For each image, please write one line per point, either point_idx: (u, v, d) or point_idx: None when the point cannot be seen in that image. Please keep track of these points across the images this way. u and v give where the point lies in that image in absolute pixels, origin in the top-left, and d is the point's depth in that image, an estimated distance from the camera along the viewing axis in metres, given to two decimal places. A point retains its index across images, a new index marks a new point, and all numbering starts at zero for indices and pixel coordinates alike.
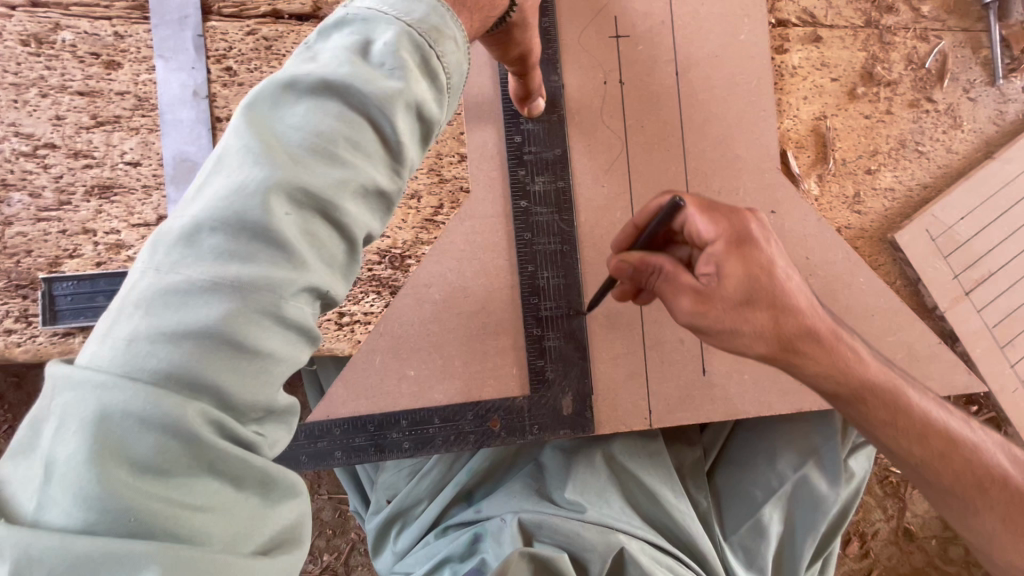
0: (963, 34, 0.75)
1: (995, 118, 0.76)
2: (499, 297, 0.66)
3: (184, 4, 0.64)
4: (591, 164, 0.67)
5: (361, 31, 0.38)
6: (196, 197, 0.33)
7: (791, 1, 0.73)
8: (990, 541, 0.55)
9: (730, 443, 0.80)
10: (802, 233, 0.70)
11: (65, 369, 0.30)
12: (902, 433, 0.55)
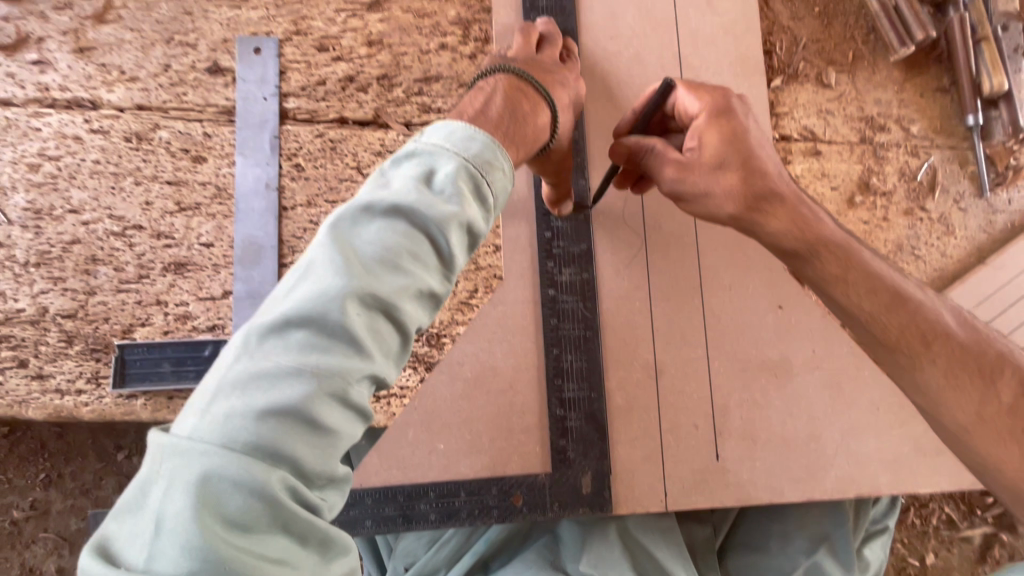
0: (951, 151, 0.83)
1: (984, 226, 0.82)
2: (525, 376, 0.72)
3: (266, 110, 0.74)
4: (613, 258, 0.74)
5: (428, 161, 0.45)
6: (288, 296, 0.39)
7: (795, 118, 0.82)
8: (936, 397, 0.56)
9: (740, 522, 0.81)
10: (809, 328, 0.75)
11: (172, 438, 0.35)
12: (850, 286, 0.61)
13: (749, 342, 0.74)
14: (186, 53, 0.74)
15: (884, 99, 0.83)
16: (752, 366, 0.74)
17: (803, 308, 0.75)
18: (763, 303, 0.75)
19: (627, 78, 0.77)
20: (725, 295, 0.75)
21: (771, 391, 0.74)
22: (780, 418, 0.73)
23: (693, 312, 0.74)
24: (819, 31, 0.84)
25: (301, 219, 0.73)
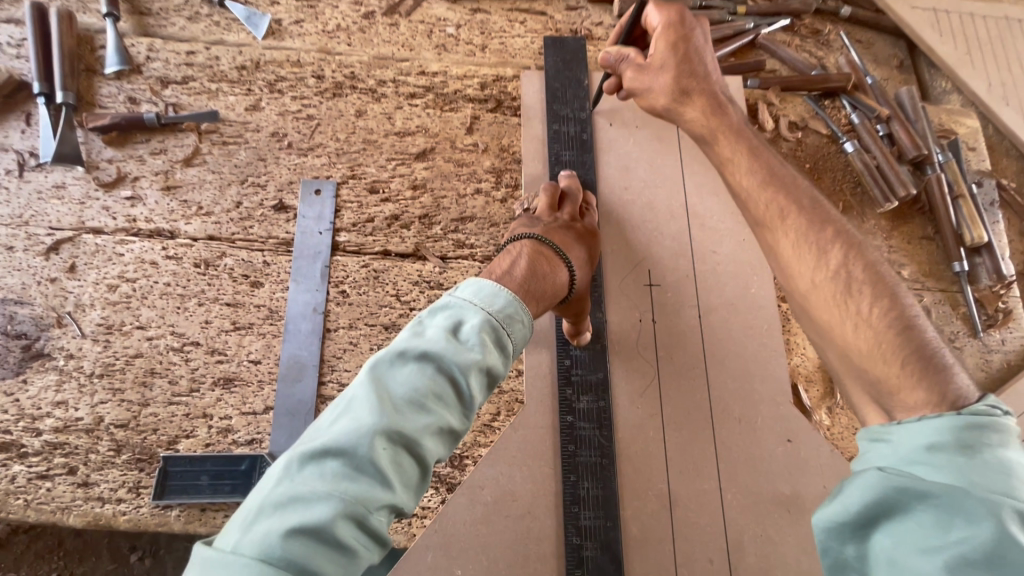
0: (942, 293, 0.90)
1: (981, 365, 0.87)
2: (543, 502, 0.74)
3: (320, 243, 0.84)
4: (627, 387, 0.79)
5: (457, 311, 0.52)
6: (328, 426, 0.44)
7: None
8: (790, 272, 0.58)
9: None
10: (818, 462, 0.77)
11: (213, 550, 0.39)
12: (736, 166, 0.66)
13: (761, 475, 0.77)
14: (257, 192, 0.86)
15: (875, 245, 0.92)
16: (765, 501, 0.75)
17: (812, 443, 0.78)
18: (772, 436, 0.78)
19: (640, 223, 0.87)
20: (735, 427, 0.78)
21: (786, 527, 0.75)
22: (796, 557, 0.73)
23: (705, 443, 0.77)
24: (811, 183, 0.94)
25: (342, 340, 0.80)
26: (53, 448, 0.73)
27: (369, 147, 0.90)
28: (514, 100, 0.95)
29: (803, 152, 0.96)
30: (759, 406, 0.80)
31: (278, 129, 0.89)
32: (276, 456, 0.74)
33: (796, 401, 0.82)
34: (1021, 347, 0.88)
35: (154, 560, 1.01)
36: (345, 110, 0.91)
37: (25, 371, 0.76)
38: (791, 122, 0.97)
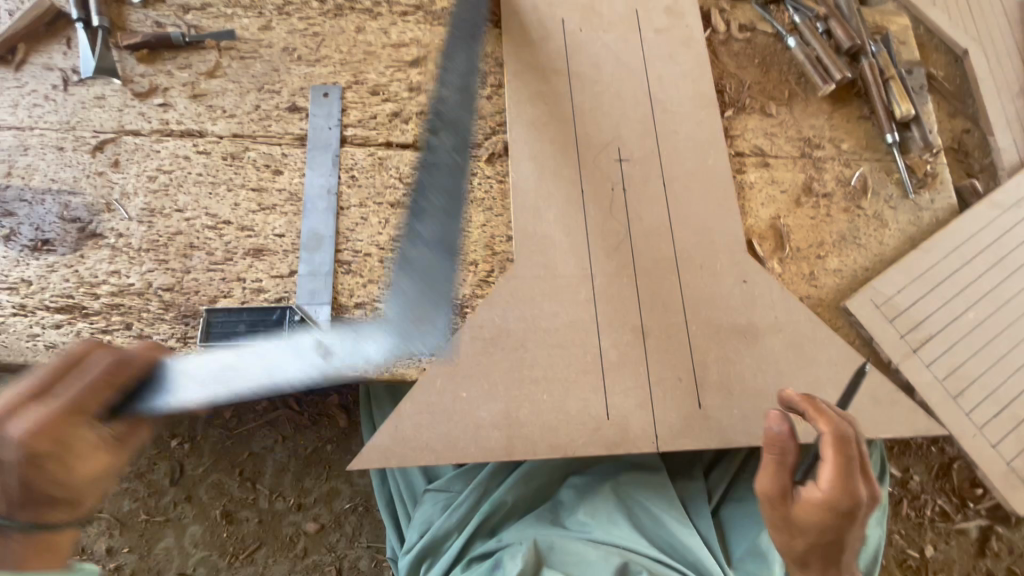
0: (877, 163, 1.03)
1: (913, 220, 0.99)
2: (534, 337, 0.86)
3: (331, 137, 0.96)
4: (602, 244, 0.92)
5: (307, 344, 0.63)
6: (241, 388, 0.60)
7: (745, 139, 1.02)
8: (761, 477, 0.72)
9: (733, 484, 0.95)
10: (770, 299, 0.90)
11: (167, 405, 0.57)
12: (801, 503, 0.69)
13: (720, 310, 0.89)
14: (273, 97, 0.98)
15: (818, 125, 1.04)
16: (725, 330, 0.88)
17: (764, 282, 0.90)
18: (730, 278, 0.91)
19: (610, 110, 0.99)
20: (699, 271, 0.91)
21: (743, 350, 0.87)
22: (752, 372, 0.86)
23: (672, 286, 0.90)
24: (760, 76, 1.07)
25: (354, 215, 0.92)
26: (111, 308, 0.85)
27: (369, 57, 1.02)
28: (495, 15, 1.07)
29: (752, 50, 1.09)
30: (718, 254, 0.92)
31: (288, 45, 1.01)
32: (303, 307, 0.86)
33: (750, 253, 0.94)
34: (948, 205, 1.00)
35: (192, 444, 1.13)
36: (347, 27, 1.04)
37: (82, 247, 0.88)
38: (741, 25, 1.10)
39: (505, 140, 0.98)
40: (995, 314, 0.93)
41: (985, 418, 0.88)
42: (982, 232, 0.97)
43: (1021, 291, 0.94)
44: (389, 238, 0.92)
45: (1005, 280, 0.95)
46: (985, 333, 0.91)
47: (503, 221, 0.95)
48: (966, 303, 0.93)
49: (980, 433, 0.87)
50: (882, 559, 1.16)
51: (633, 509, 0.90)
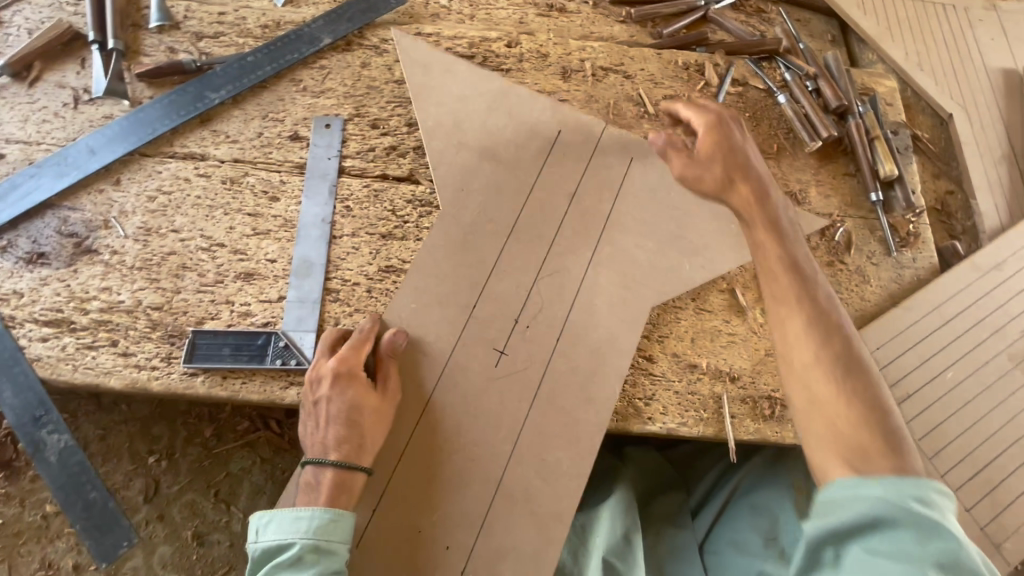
0: (862, 219, 1.05)
1: (896, 278, 1.01)
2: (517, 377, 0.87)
3: (329, 166, 0.99)
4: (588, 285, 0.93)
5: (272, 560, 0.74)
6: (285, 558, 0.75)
7: None
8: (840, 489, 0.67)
9: (716, 529, 1.05)
10: (738, 348, 0.94)
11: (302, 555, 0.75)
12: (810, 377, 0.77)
13: (523, 271, 0.90)
14: (276, 125, 1.01)
15: (805, 179, 1.07)
16: (530, 331, 0.88)
17: (565, 141, 0.97)
18: (533, 145, 0.97)
19: (480, 112, 0.99)
20: (486, 230, 0.92)
21: (556, 301, 0.90)
22: (587, 442, 0.84)
23: (493, 228, 0.92)
24: (750, 128, 1.10)
25: (346, 245, 0.94)
26: (99, 324, 0.86)
27: (372, 91, 1.05)
28: (497, 57, 1.11)
29: (744, 103, 1.12)
30: (683, 303, 0.96)
31: (295, 77, 1.05)
32: (287, 334, 0.88)
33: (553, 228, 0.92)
34: (929, 264, 1.02)
35: (169, 462, 1.13)
36: (353, 62, 1.07)
37: (76, 262, 0.89)
38: (734, 79, 1.14)
39: (431, 196, 0.97)
40: (974, 375, 0.94)
41: (959, 480, 0.89)
42: (962, 293, 0.99)
43: (997, 355, 0.96)
44: (379, 269, 0.93)
45: (983, 342, 0.97)
46: (963, 393, 0.93)
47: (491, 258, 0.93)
48: (948, 364, 0.95)
49: (959, 491, 0.88)
50: None
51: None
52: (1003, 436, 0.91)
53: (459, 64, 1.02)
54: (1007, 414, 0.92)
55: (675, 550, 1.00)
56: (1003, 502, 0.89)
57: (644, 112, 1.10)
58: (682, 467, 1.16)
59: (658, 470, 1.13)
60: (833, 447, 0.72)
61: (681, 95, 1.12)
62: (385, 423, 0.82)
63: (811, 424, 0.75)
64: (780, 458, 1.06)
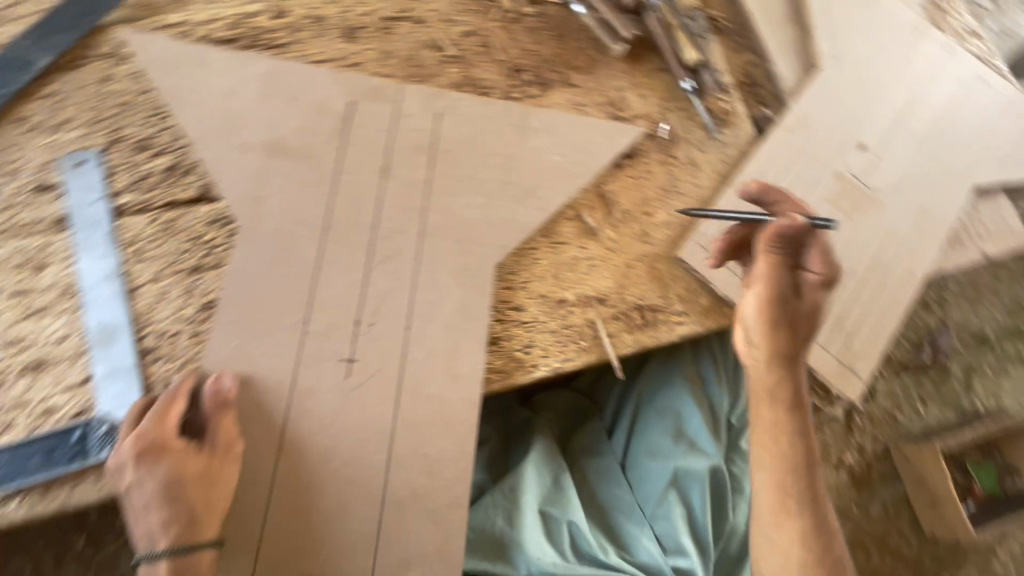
0: (680, 111, 1.08)
1: (722, 159, 1.06)
2: (388, 372, 0.83)
3: (98, 210, 0.83)
4: (432, 256, 0.89)
5: None
6: None
7: (555, 103, 1.03)
8: (770, 545, 0.86)
9: (631, 442, 1.09)
10: (597, 269, 0.95)
11: None
12: (804, 469, 0.88)
13: (351, 270, 0.85)
14: (13, 181, 0.83)
15: (621, 86, 1.07)
16: (376, 328, 0.84)
17: (359, 114, 0.93)
18: (325, 128, 0.91)
19: (255, 104, 0.90)
20: (296, 238, 0.85)
21: (394, 287, 0.86)
22: (467, 419, 0.83)
23: (306, 234, 0.86)
24: (557, 45, 1.07)
25: (149, 294, 0.81)
26: None
27: (124, 108, 0.88)
28: (266, 32, 0.97)
29: (545, 21, 1.08)
30: (536, 244, 0.95)
31: (19, 116, 0.86)
32: (108, 416, 0.75)
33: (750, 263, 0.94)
34: (747, 138, 1.08)
35: None
36: (88, 79, 0.89)
37: None
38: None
39: (222, 203, 0.86)
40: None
41: (813, 326, 0.96)
42: (778, 157, 1.06)
43: (819, 203, 1.04)
44: (199, 308, 0.81)
45: (805, 195, 1.04)
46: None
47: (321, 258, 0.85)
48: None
49: (815, 334, 0.96)
50: None
51: (576, 532, 0.98)
52: (839, 274, 1.00)
53: (209, 52, 0.91)
54: (839, 255, 1.01)
55: (600, 476, 1.06)
56: (853, 333, 0.97)
57: (446, 56, 1.02)
58: (590, 392, 1.19)
59: (570, 405, 1.17)
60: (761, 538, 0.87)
61: (479, 28, 1.05)
62: (223, 485, 0.75)
63: (763, 508, 0.88)
64: (671, 357, 1.13)
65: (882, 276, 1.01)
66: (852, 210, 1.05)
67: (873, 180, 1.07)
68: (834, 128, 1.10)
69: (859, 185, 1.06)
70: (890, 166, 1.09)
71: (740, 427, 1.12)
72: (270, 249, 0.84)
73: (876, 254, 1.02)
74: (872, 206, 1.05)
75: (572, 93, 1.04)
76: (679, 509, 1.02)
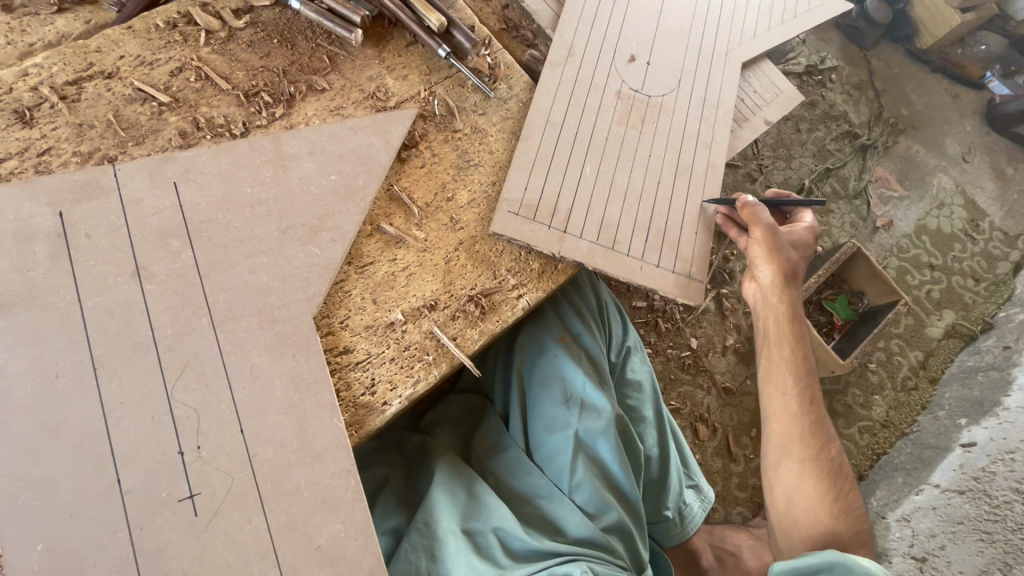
0: (447, 80, 1.01)
1: (506, 116, 1.01)
2: (226, 485, 0.72)
3: None
4: (229, 337, 0.77)
5: None
6: None
7: (309, 117, 0.92)
8: (820, 453, 0.95)
9: (529, 423, 1.07)
10: (419, 276, 0.88)
11: None
12: (778, 467, 0.97)
13: (136, 396, 0.73)
14: None
15: (376, 74, 0.98)
16: (198, 447, 0.72)
17: (74, 216, 0.78)
18: (36, 248, 0.75)
19: None
20: (64, 400, 0.71)
21: (197, 392, 0.74)
22: (342, 490, 0.74)
23: (75, 389, 0.71)
24: (288, 54, 0.95)
25: None
26: None
27: None
28: None
29: (265, 32, 0.96)
30: (345, 275, 0.86)
31: None
32: None
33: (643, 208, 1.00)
34: (522, 85, 1.04)
35: None
36: None
37: None
38: (236, 11, 0.96)
39: None
40: (605, 156, 1.01)
41: (642, 248, 0.97)
42: (558, 94, 1.03)
43: (611, 127, 1.03)
44: None
45: (596, 124, 1.03)
46: (605, 177, 0.99)
47: (94, 395, 0.72)
48: (582, 162, 0.99)
49: (646, 255, 0.97)
50: (671, 373, 1.38)
51: (505, 538, 0.95)
52: (650, 188, 1.01)
53: None
54: (644, 170, 1.02)
55: (510, 470, 1.04)
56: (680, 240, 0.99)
57: (160, 104, 0.87)
58: (478, 387, 1.16)
59: (463, 411, 1.13)
60: (785, 498, 0.96)
61: (189, 61, 0.90)
62: None
63: (816, 448, 0.96)
64: (539, 324, 1.10)
65: (688, 177, 1.04)
66: (642, 122, 1.05)
67: (651, 87, 1.08)
68: (601, 48, 1.09)
69: (641, 96, 1.07)
70: (662, 68, 1.11)
71: (620, 365, 1.16)
72: (15, 411, 0.69)
73: (676, 157, 1.04)
74: (658, 112, 1.07)
75: (322, 98, 0.93)
76: (590, 469, 1.03)
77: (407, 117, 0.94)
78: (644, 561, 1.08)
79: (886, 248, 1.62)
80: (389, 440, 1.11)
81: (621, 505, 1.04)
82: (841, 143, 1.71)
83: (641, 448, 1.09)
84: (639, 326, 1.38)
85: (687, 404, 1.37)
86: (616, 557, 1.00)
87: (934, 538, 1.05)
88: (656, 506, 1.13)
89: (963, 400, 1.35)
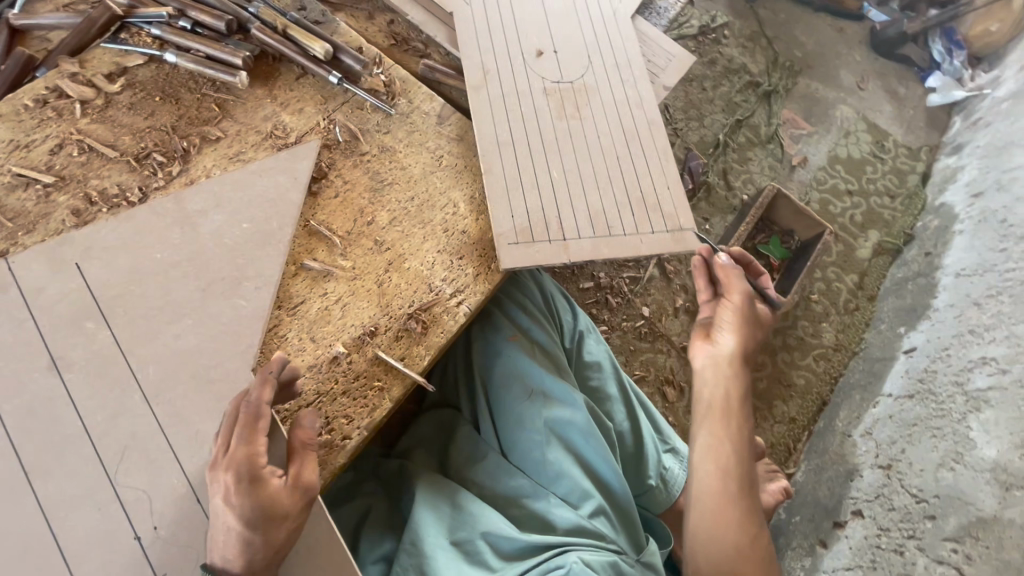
0: (345, 105, 1.00)
1: (411, 129, 1.01)
2: (197, 560, 0.70)
3: None
4: (168, 409, 0.75)
5: None
6: None
7: (208, 169, 0.89)
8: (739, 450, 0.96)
9: (499, 424, 1.08)
10: (353, 305, 0.87)
11: None
12: (716, 469, 0.95)
13: (78, 491, 0.69)
14: None
15: (270, 112, 0.96)
16: (157, 527, 0.70)
17: None
18: None
19: None
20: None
21: (144, 473, 0.71)
22: (316, 535, 0.74)
23: (12, 498, 0.68)
24: (174, 109, 0.92)
25: None
26: None
27: None
28: None
29: (145, 90, 0.93)
30: (276, 320, 0.83)
31: None
32: None
33: (562, 191, 1.00)
34: (421, 96, 1.04)
35: None
36: None
37: None
38: (109, 75, 0.92)
39: None
40: (539, 149, 1.03)
41: (574, 228, 0.98)
42: (493, 97, 1.05)
43: (544, 118, 1.05)
44: None
45: (533, 119, 1.05)
46: (544, 168, 1.01)
47: (34, 499, 0.68)
48: (512, 156, 1.01)
49: (611, 229, 0.99)
50: (631, 344, 1.41)
51: (493, 540, 0.96)
52: (586, 169, 1.03)
53: None
54: (585, 153, 1.04)
55: (490, 475, 1.05)
56: (639, 205, 1.01)
57: (46, 186, 0.83)
58: (445, 400, 1.16)
59: (434, 428, 1.12)
60: (719, 501, 0.94)
61: (69, 135, 0.87)
62: None
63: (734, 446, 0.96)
64: (490, 328, 1.12)
65: (613, 152, 1.05)
66: (574, 109, 1.07)
67: (568, 74, 1.11)
68: (513, 46, 1.11)
69: (564, 85, 1.09)
70: (570, 53, 1.13)
71: (576, 348, 1.19)
72: None
73: (618, 132, 1.07)
74: (586, 95, 1.09)
75: (218, 147, 0.91)
76: (567, 457, 1.04)
77: (309, 150, 0.94)
78: (638, 537, 1.09)
79: (806, 184, 1.71)
80: (364, 470, 1.09)
81: (602, 488, 1.06)
82: (746, 93, 1.78)
83: (612, 426, 1.11)
84: (590, 306, 1.41)
85: (653, 370, 1.40)
86: (609, 540, 1.01)
87: (893, 444, 1.11)
88: (641, 479, 1.15)
89: (900, 309, 1.43)
